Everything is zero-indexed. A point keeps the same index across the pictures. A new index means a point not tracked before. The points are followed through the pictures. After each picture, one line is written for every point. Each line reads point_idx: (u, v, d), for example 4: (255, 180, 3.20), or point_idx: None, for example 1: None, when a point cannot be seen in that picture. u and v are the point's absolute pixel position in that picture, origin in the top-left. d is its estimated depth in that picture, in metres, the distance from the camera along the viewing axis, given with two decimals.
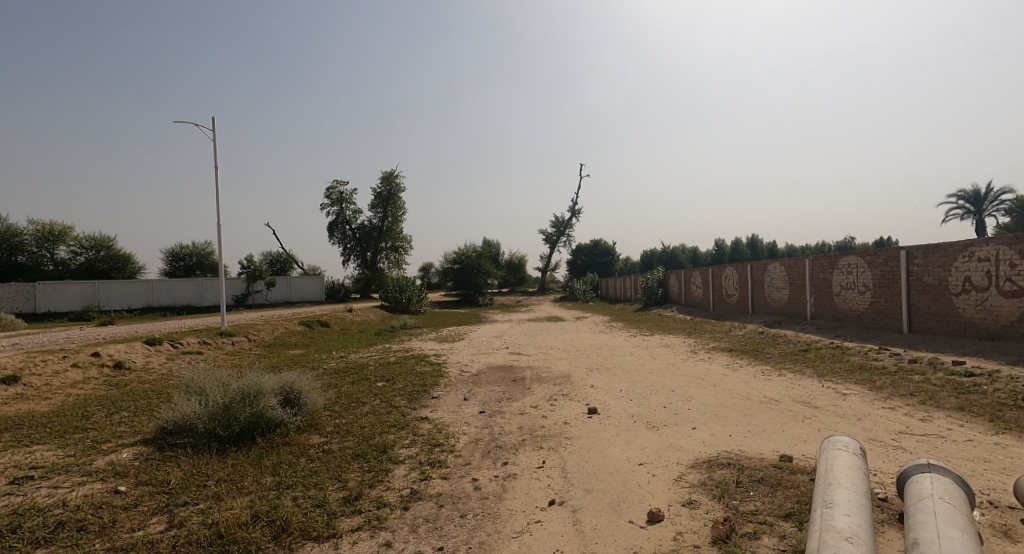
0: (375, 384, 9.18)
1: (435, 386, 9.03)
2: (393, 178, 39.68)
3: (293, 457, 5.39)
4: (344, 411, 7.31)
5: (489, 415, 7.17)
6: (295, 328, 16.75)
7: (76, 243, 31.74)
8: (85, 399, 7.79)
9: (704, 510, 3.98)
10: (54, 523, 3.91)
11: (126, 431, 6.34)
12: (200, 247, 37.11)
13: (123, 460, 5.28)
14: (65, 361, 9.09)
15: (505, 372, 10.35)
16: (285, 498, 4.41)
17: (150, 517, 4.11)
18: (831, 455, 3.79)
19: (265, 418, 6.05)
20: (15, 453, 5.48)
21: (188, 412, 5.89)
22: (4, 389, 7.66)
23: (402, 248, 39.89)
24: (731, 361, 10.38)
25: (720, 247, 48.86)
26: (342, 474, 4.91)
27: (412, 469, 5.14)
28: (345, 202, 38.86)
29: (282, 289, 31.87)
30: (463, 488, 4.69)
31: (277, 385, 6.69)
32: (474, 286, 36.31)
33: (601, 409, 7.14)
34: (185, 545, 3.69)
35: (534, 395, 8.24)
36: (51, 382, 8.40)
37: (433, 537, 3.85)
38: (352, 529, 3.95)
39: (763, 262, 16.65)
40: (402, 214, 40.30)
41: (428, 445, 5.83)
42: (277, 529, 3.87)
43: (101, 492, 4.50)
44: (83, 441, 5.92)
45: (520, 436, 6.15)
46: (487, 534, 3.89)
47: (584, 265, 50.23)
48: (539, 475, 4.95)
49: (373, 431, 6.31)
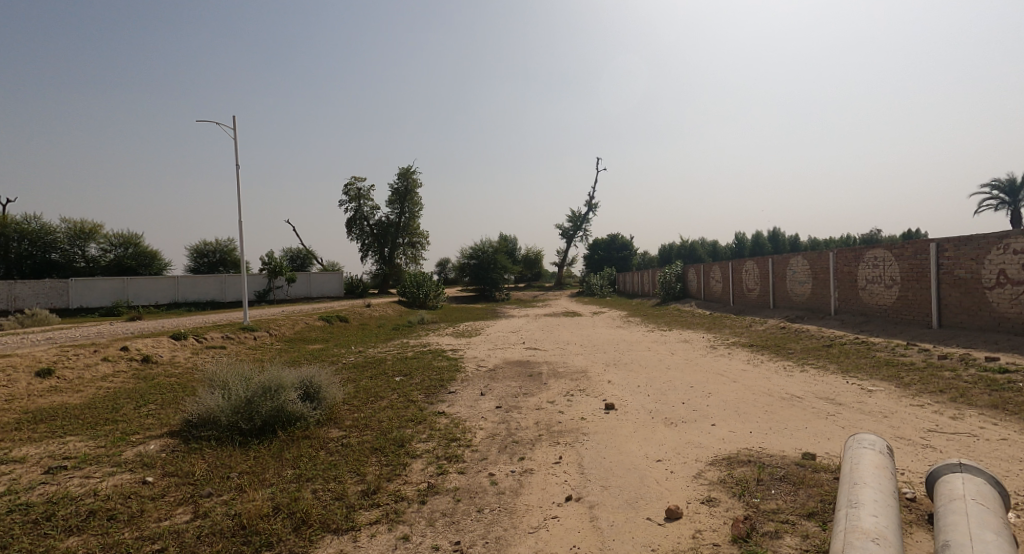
0: (392, 378, 9.26)
1: (452, 381, 9.08)
2: (410, 173, 39.80)
3: (312, 450, 5.47)
4: (362, 406, 7.38)
5: (505, 410, 7.19)
6: (315, 323, 17.02)
7: (106, 240, 32.74)
8: (116, 392, 8.06)
9: (724, 507, 3.92)
10: (86, 512, 4.04)
11: (153, 422, 6.54)
12: (224, 244, 38.01)
13: (150, 452, 5.43)
14: (96, 355, 9.40)
15: (522, 367, 10.33)
16: (305, 491, 4.49)
17: (177, 507, 4.22)
18: (856, 453, 3.69)
19: (285, 411, 6.17)
20: (50, 444, 5.68)
21: (211, 405, 6.05)
22: (40, 382, 7.99)
23: (419, 243, 40.09)
24: (752, 356, 10.24)
25: (741, 241, 48.08)
26: (361, 468, 4.98)
27: (430, 464, 5.17)
28: (363, 198, 39.23)
29: (303, 285, 32.51)
30: (479, 483, 4.70)
31: (297, 379, 6.82)
32: (491, 281, 36.45)
33: (618, 405, 7.08)
34: (210, 535, 3.78)
35: (551, 390, 8.23)
36: (83, 375, 8.67)
37: (450, 531, 3.87)
38: (370, 522, 4.01)
39: (786, 255, 16.29)
40: (419, 210, 40.39)
41: (445, 440, 5.87)
42: (298, 522, 3.94)
43: (129, 483, 4.65)
44: (113, 432, 6.11)
45: (537, 431, 6.15)
46: (504, 529, 3.89)
47: (600, 260, 49.74)
48: (556, 470, 4.95)
49: (391, 425, 6.37)
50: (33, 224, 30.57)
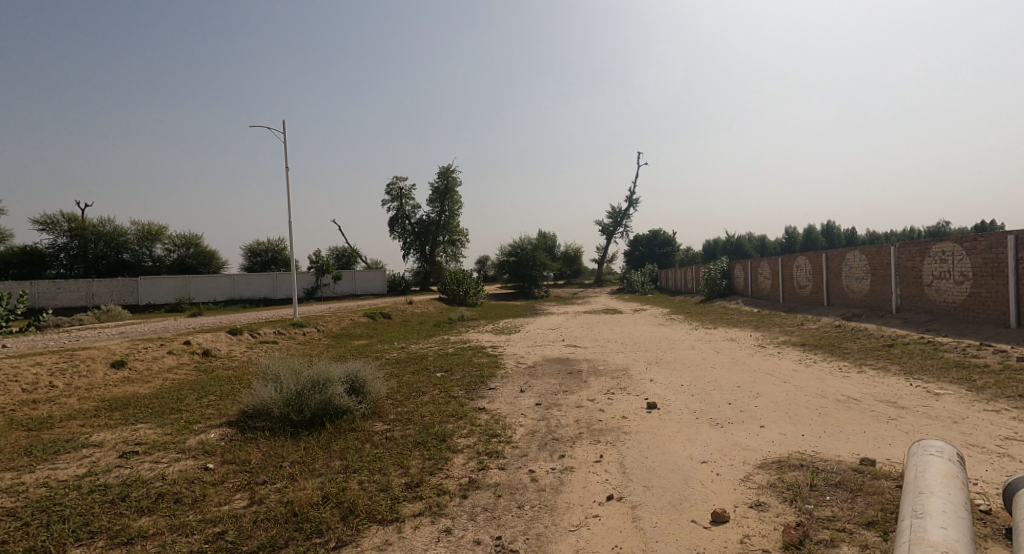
0: (434, 374, 9.44)
1: (492, 378, 9.15)
2: (450, 172, 40.30)
3: (358, 443, 5.65)
4: (404, 400, 7.56)
5: (545, 407, 7.18)
6: (359, 320, 17.57)
7: (170, 241, 34.95)
8: (180, 383, 8.62)
9: (775, 513, 3.76)
10: (155, 495, 4.34)
11: (212, 412, 6.95)
12: (275, 244, 39.82)
13: (211, 440, 5.76)
14: (163, 348, 10.07)
15: (561, 365, 10.28)
16: (352, 481, 4.64)
17: (235, 493, 4.46)
18: (922, 461, 3.45)
19: (333, 405, 6.41)
20: (124, 430, 6.14)
21: (264, 397, 6.36)
22: (115, 372, 8.64)
23: (459, 241, 40.59)
24: (804, 356, 9.77)
25: (792, 236, 45.92)
26: (404, 461, 5.10)
27: (470, 459, 5.23)
28: (405, 198, 40.08)
29: (348, 283, 33.60)
30: (519, 479, 4.72)
31: (343, 374, 7.07)
32: (531, 278, 36.47)
33: (661, 404, 6.93)
34: (265, 520, 3.97)
35: (591, 388, 8.16)
36: (151, 366, 9.32)
37: (491, 526, 3.91)
38: (414, 514, 4.10)
39: (841, 250, 15.44)
40: (459, 209, 40.85)
41: (485, 435, 5.93)
42: (345, 511, 4.09)
43: (192, 469, 4.95)
44: (178, 421, 6.53)
45: (577, 429, 6.11)
46: (545, 526, 3.89)
47: (641, 256, 48.73)
48: (596, 469, 4.90)
49: (433, 420, 6.49)
50: (107, 227, 33.05)
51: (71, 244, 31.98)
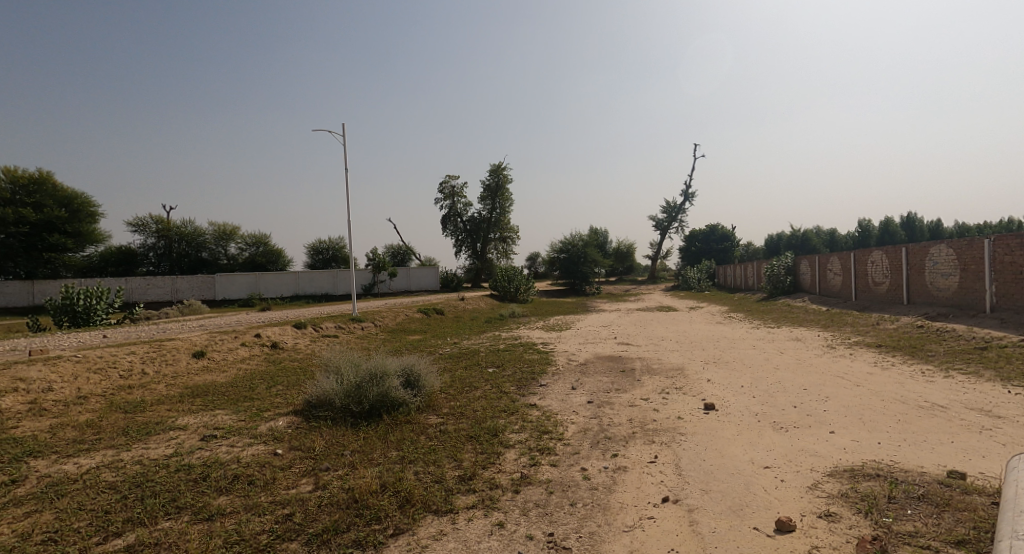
0: (486, 369, 9.58)
1: (543, 374, 9.15)
2: (501, 170, 40.53)
3: (414, 434, 5.83)
4: (457, 394, 7.71)
5: (598, 405, 7.09)
6: (414, 315, 18.10)
7: (242, 240, 37.43)
8: (251, 373, 9.24)
9: (847, 524, 3.52)
10: (231, 476, 4.68)
11: (281, 401, 7.40)
12: (336, 242, 41.74)
13: (280, 427, 6.14)
14: (237, 340, 10.83)
15: (614, 363, 10.12)
16: (408, 472, 4.79)
17: (301, 477, 4.72)
18: (1022, 476, 3.12)
19: (390, 397, 6.64)
20: (204, 415, 6.67)
21: (327, 388, 6.69)
22: (196, 361, 9.40)
23: (510, 238, 40.81)
24: (880, 358, 9.07)
25: (867, 229, 42.66)
26: (457, 454, 5.20)
27: (522, 455, 5.26)
28: (457, 196, 40.76)
29: (403, 280, 34.64)
30: (571, 477, 4.70)
31: (399, 367, 7.31)
32: (582, 275, 36.10)
33: (719, 405, 6.66)
34: (329, 505, 4.18)
35: (645, 387, 7.97)
36: (226, 357, 10.05)
37: (543, 522, 3.91)
38: (467, 506, 4.18)
39: (925, 244, 14.19)
40: (510, 206, 41.02)
41: (537, 431, 5.94)
42: (402, 500, 4.23)
43: (264, 453, 5.29)
44: (250, 408, 7.01)
45: (630, 428, 5.99)
46: (598, 525, 3.85)
47: (698, 252, 47.02)
48: (651, 469, 4.78)
49: (485, 415, 6.58)
50: (188, 228, 35.89)
51: (159, 244, 35.04)
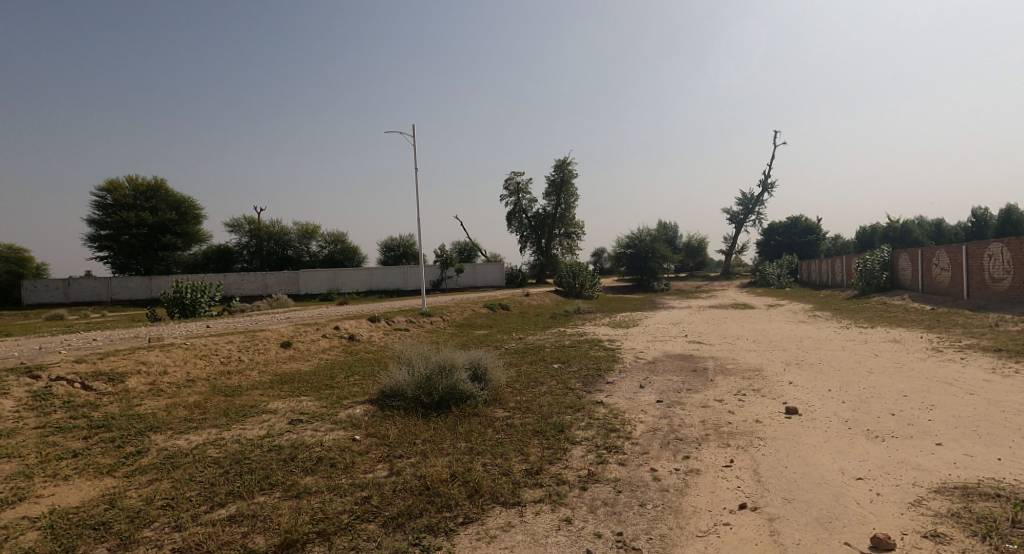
0: (552, 365, 9.58)
1: (610, 372, 9.00)
2: (566, 165, 40.15)
3: (481, 427, 5.95)
4: (523, 389, 7.78)
5: (667, 404, 6.87)
6: (480, 310, 18.46)
7: (322, 239, 40.01)
8: (331, 363, 9.88)
9: (958, 547, 3.17)
10: (316, 458, 5.03)
11: (358, 390, 7.85)
12: (406, 239, 43.46)
13: (357, 414, 6.52)
14: (318, 332, 11.62)
15: (684, 362, 9.75)
16: (476, 463, 4.90)
17: (377, 463, 4.98)
18: None
19: (458, 389, 6.83)
20: (291, 400, 7.23)
21: (400, 379, 7.00)
22: (283, 351, 10.19)
23: (575, 234, 40.40)
24: (999, 364, 8.01)
25: (982, 219, 37.77)
26: (524, 448, 5.25)
27: (589, 452, 5.21)
28: (522, 192, 40.93)
29: (470, 276, 35.40)
30: (641, 477, 4.59)
31: (467, 361, 7.49)
32: (650, 271, 35.03)
33: (803, 410, 6.21)
34: (402, 490, 4.38)
35: (719, 388, 7.60)
36: (309, 347, 10.81)
37: (612, 521, 3.86)
38: (534, 500, 4.21)
39: None
40: (575, 201, 40.57)
41: (604, 429, 5.86)
42: (471, 490, 4.34)
43: (343, 438, 5.64)
44: (331, 396, 7.49)
45: (703, 430, 5.75)
46: (669, 528, 3.73)
47: (778, 246, 44.00)
48: (726, 474, 4.56)
49: (551, 410, 6.59)
50: (276, 227, 38.92)
51: (251, 243, 38.27)
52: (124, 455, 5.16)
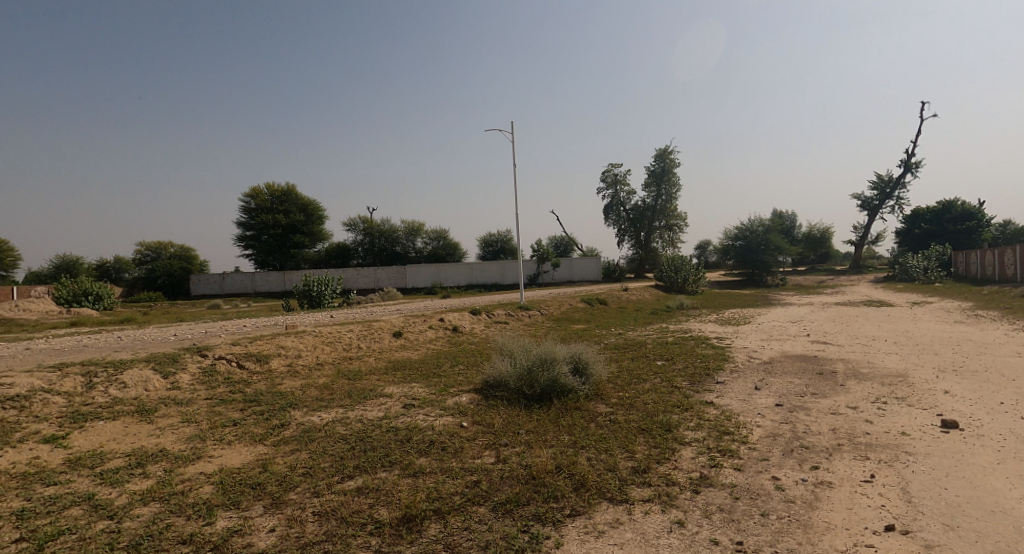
0: (654, 362, 9.23)
1: (720, 371, 8.45)
2: (667, 153, 38.29)
3: (584, 421, 5.91)
4: (626, 385, 7.59)
5: (788, 409, 6.28)
6: (578, 305, 18.33)
7: (426, 235, 42.41)
8: (438, 353, 10.45)
9: None
10: (428, 441, 5.36)
11: (463, 379, 8.21)
12: (504, 235, 44.50)
13: (464, 402, 6.82)
14: (426, 324, 12.35)
15: (807, 363, 8.84)
16: (581, 457, 4.89)
17: (484, 450, 5.18)
18: None
19: (559, 383, 6.85)
20: (404, 386, 7.77)
21: (503, 370, 7.20)
22: (395, 340, 10.99)
23: (677, 226, 38.44)
24: None
25: None
26: (630, 446, 5.12)
27: (701, 454, 4.94)
28: (620, 184, 39.83)
29: (566, 270, 35.27)
30: (761, 485, 4.25)
31: (568, 355, 7.47)
32: (762, 264, 32.24)
33: (964, 425, 5.31)
34: (510, 478, 4.51)
35: (852, 394, 6.78)
36: (418, 337, 11.54)
37: (730, 529, 3.62)
38: (643, 499, 4.09)
39: None
40: (677, 191, 38.55)
41: (716, 431, 5.51)
42: (577, 483, 4.33)
43: (452, 424, 5.94)
44: (439, 383, 7.93)
45: (834, 439, 5.17)
46: (798, 543, 3.42)
47: (926, 236, 38.00)
48: (866, 489, 4.06)
49: (657, 408, 6.35)
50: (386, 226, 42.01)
51: (365, 240, 41.63)
52: (271, 426, 5.93)
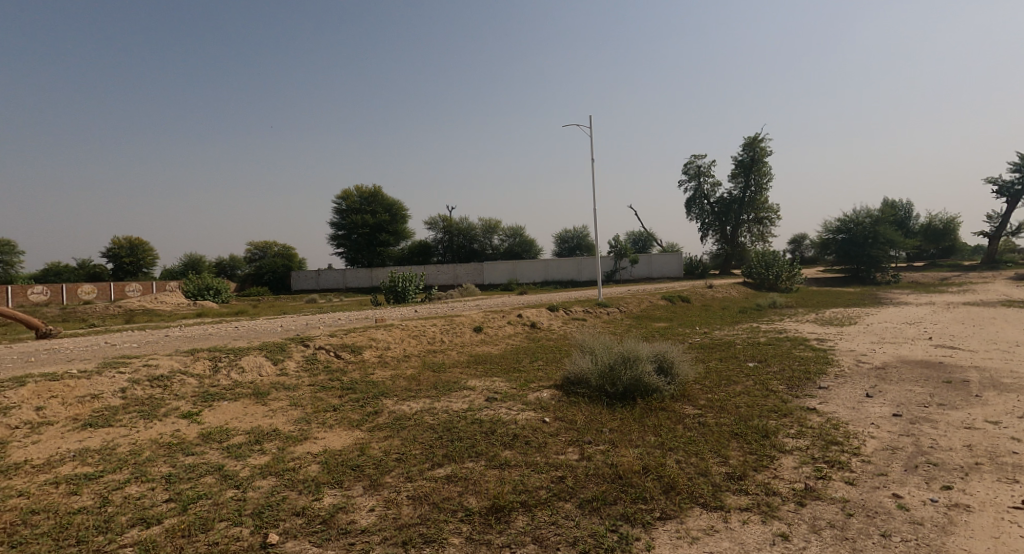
0: (746, 364, 8.66)
1: (823, 375, 7.73)
2: (757, 141, 35.76)
3: (671, 422, 5.67)
4: (715, 387, 7.19)
5: (909, 420, 5.60)
6: (659, 303, 17.67)
7: (503, 233, 43.03)
8: (517, 348, 10.56)
9: None
10: (512, 434, 5.42)
11: (543, 375, 8.23)
12: (580, 231, 44.01)
13: (545, 398, 6.82)
14: (505, 319, 12.53)
15: (930, 370, 7.82)
16: (669, 459, 4.69)
17: (567, 446, 5.14)
18: None
19: (643, 382, 6.63)
20: (486, 380, 7.94)
21: (584, 367, 7.10)
22: (476, 335, 11.26)
23: (768, 219, 35.78)
24: None
25: None
26: (723, 450, 4.82)
27: (805, 464, 4.53)
28: (703, 176, 37.84)
29: (645, 266, 34.16)
30: (880, 502, 3.82)
31: (651, 353, 7.22)
32: (869, 259, 29.10)
33: None
34: (595, 475, 4.43)
35: (990, 406, 5.89)
36: (497, 332, 11.74)
37: (844, 548, 3.30)
38: (740, 507, 3.84)
39: None
40: (768, 181, 35.88)
41: (822, 440, 5.04)
42: (666, 486, 4.16)
43: (534, 419, 5.96)
44: (519, 378, 8.01)
45: (970, 457, 4.52)
46: None
47: None
48: (1015, 517, 3.50)
49: (751, 412, 5.94)
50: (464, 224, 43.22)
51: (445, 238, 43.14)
52: (366, 413, 6.32)
